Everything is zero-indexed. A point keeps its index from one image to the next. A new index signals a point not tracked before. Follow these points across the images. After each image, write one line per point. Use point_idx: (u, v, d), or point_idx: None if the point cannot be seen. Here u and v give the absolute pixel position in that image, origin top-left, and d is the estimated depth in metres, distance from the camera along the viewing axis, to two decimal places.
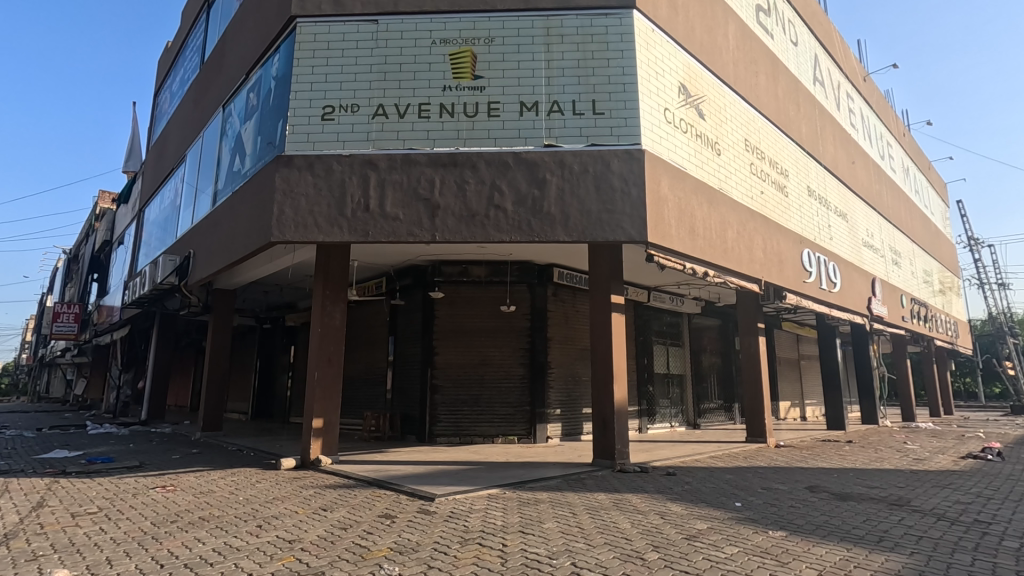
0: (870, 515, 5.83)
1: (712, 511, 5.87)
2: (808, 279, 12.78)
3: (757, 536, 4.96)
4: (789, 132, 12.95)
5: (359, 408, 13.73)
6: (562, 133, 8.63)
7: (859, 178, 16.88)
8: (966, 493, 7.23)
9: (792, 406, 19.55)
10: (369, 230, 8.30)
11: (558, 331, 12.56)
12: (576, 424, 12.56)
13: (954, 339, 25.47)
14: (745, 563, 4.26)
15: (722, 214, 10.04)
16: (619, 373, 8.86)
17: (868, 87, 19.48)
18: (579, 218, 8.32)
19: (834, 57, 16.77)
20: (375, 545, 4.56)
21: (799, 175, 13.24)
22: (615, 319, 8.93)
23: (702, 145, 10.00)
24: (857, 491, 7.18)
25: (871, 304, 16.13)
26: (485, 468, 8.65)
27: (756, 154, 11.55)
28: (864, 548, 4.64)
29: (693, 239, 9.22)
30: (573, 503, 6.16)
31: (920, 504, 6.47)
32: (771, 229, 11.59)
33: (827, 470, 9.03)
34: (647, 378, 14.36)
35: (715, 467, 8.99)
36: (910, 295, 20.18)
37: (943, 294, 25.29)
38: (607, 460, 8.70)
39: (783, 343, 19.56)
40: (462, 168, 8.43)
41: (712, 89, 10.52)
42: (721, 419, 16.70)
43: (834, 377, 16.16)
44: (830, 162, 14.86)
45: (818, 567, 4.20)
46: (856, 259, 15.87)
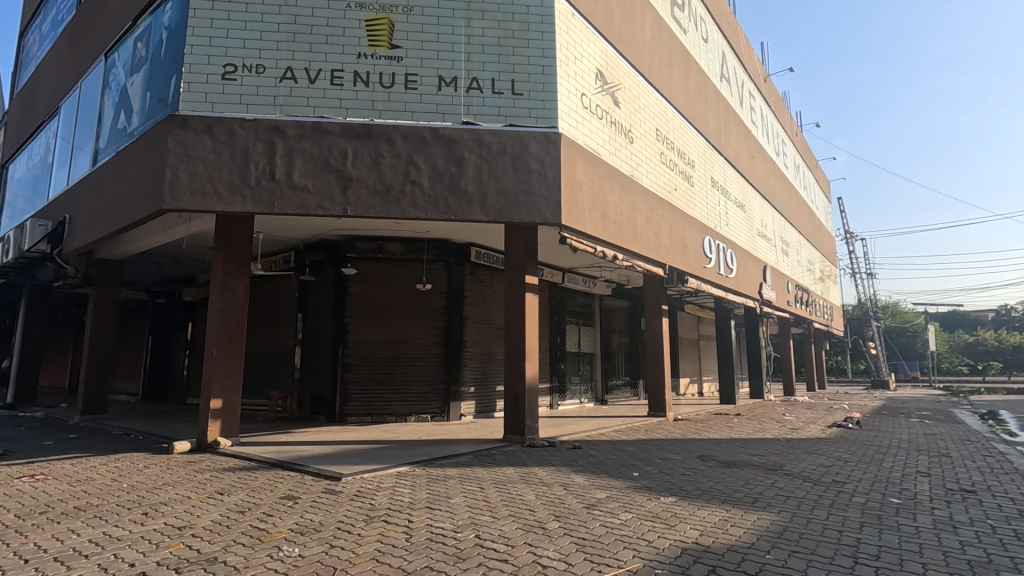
0: (748, 480, 6.45)
1: (611, 480, 6.24)
2: (708, 265, 13.67)
3: (649, 502, 5.34)
4: (696, 124, 13.66)
5: (265, 388, 13.11)
6: (481, 111, 8.57)
7: (757, 172, 18.21)
8: (827, 458, 8.19)
9: (691, 382, 21.06)
10: (275, 201, 7.84)
11: (474, 310, 12.62)
12: (490, 402, 12.77)
13: (830, 322, 28.40)
14: (637, 527, 4.59)
15: (633, 200, 10.48)
16: (532, 352, 9.08)
17: (768, 87, 20.92)
18: (495, 198, 8.35)
19: (740, 56, 17.82)
20: (274, 527, 4.42)
21: (705, 166, 14.06)
22: (529, 299, 9.13)
23: (616, 132, 10.34)
24: (741, 458, 7.91)
25: (762, 289, 17.58)
26: (396, 447, 8.60)
27: (666, 144, 12.11)
28: (740, 509, 5.14)
29: (605, 224, 9.57)
30: (481, 478, 6.31)
31: (790, 468, 7.26)
32: (677, 217, 12.24)
33: (716, 440, 9.86)
34: (559, 356, 14.86)
35: (619, 440, 9.51)
36: (795, 281, 22.20)
37: (822, 281, 28.05)
38: (517, 436, 8.94)
39: (685, 323, 20.90)
40: (377, 141, 8.16)
41: (627, 78, 10.86)
42: (627, 395, 17.65)
43: (728, 356, 17.54)
44: (732, 155, 15.87)
45: (700, 528, 4.59)
46: (751, 247, 17.18)
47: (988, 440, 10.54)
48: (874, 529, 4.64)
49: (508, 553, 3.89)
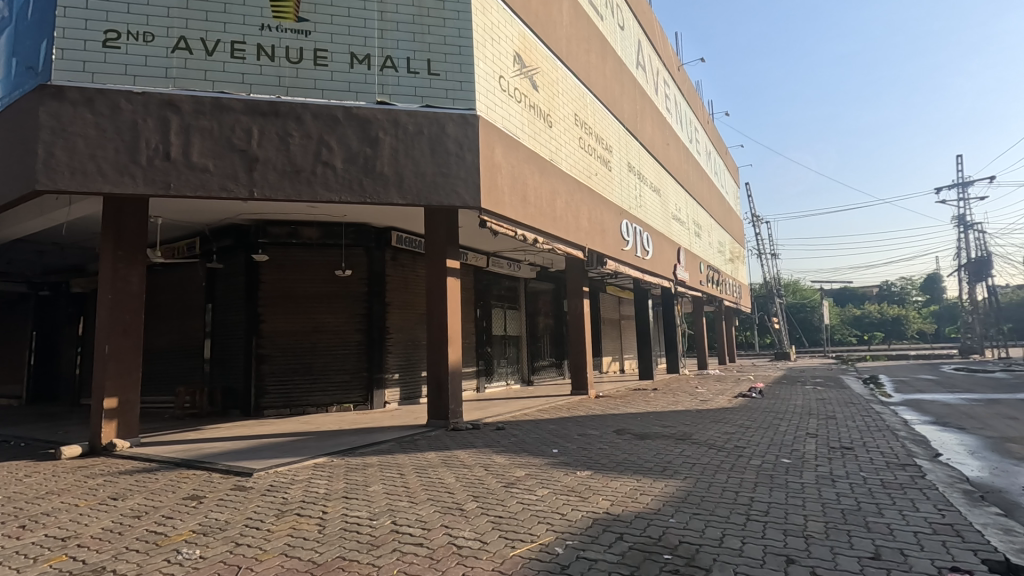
0: (660, 450, 6.82)
1: (531, 459, 6.40)
2: (626, 247, 14.16)
3: (566, 477, 5.53)
4: (614, 110, 14.01)
5: (170, 383, 12.25)
6: (396, 91, 8.34)
7: (671, 158, 19.01)
8: (732, 426, 8.83)
9: (613, 360, 21.92)
10: (170, 181, 7.26)
11: (397, 296, 12.38)
12: (415, 388, 12.63)
13: (738, 300, 30.41)
14: (552, 502, 4.74)
15: (552, 183, 10.63)
16: (454, 337, 9.05)
17: (681, 76, 21.77)
18: (412, 180, 8.18)
19: (655, 45, 18.39)
20: (175, 529, 4.16)
21: (622, 152, 14.49)
22: (451, 283, 9.07)
23: (535, 116, 10.40)
24: (654, 431, 8.34)
25: (676, 270, 18.48)
26: (315, 438, 8.34)
27: (584, 129, 12.34)
28: (650, 478, 5.44)
29: (525, 207, 9.66)
30: (402, 464, 6.26)
31: (698, 437, 7.75)
32: (595, 201, 12.56)
33: (632, 414, 10.33)
34: (485, 340, 14.95)
35: (542, 420, 9.74)
36: (707, 263, 23.52)
37: (732, 262, 29.92)
38: (441, 420, 8.93)
39: (607, 305, 21.65)
40: (285, 120, 7.73)
41: (545, 62, 10.92)
42: (552, 375, 18.10)
43: (646, 334, 18.37)
44: (647, 141, 16.46)
45: (611, 498, 4.81)
46: (666, 230, 17.99)
47: (867, 402, 11.78)
48: (766, 488, 5.06)
49: (423, 537, 3.90)
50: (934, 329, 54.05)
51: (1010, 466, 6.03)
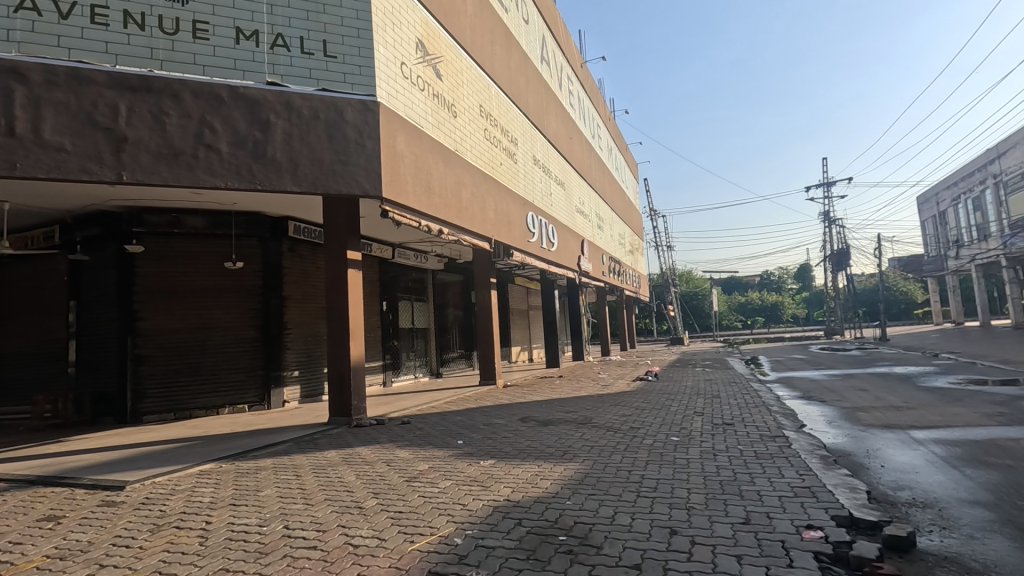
0: (562, 435, 7.06)
1: (436, 451, 6.36)
2: (532, 239, 14.43)
3: (469, 467, 5.56)
4: (519, 103, 14.16)
5: (26, 391, 10.80)
6: (289, 72, 7.85)
7: (575, 152, 19.61)
8: (629, 408, 9.33)
9: (522, 350, 22.35)
10: (17, 161, 6.35)
11: (296, 290, 11.73)
12: (316, 385, 12.09)
13: (638, 290, 32.11)
14: (454, 493, 4.74)
15: (457, 174, 10.56)
16: (357, 331, 8.75)
17: (584, 73, 22.45)
18: (308, 167, 7.77)
19: (559, 41, 18.79)
20: (24, 557, 3.67)
21: (527, 145, 14.71)
22: (352, 274, 8.74)
23: (439, 106, 10.26)
24: (557, 417, 8.60)
25: (581, 261, 19.13)
26: (203, 443, 7.73)
27: (489, 121, 12.38)
28: (551, 463, 5.61)
29: (429, 197, 9.51)
30: (298, 465, 5.97)
31: (598, 421, 8.11)
32: (501, 192, 12.66)
33: (538, 402, 10.60)
34: (391, 333, 14.61)
35: (449, 411, 9.72)
36: (609, 254, 24.58)
37: (632, 254, 31.51)
38: (343, 417, 8.62)
39: (515, 295, 21.97)
40: (160, 96, 7.02)
41: (449, 51, 10.79)
42: (461, 366, 18.12)
43: (553, 324, 18.88)
44: (552, 135, 16.82)
45: (513, 485, 4.91)
46: (570, 222, 18.54)
47: (747, 381, 12.93)
48: (656, 466, 5.40)
49: (317, 540, 3.75)
50: (804, 313, 60.41)
51: (859, 432, 6.90)
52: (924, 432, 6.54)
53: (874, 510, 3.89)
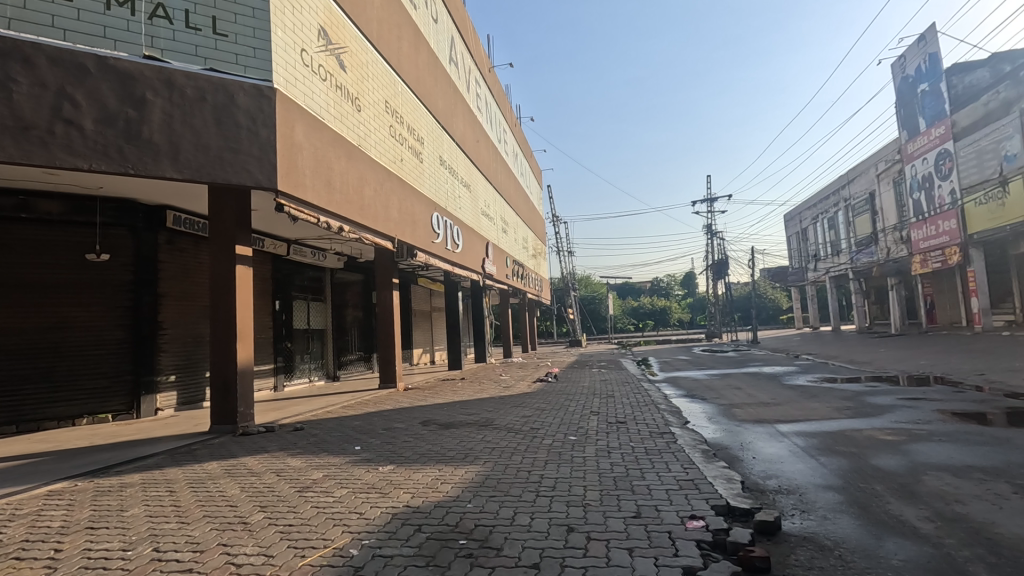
0: (463, 438, 7.04)
1: (331, 458, 6.07)
2: (436, 240, 14.26)
3: (366, 474, 5.35)
4: (425, 102, 13.95)
5: None
6: (170, 47, 7.14)
7: (481, 155, 19.69)
8: (529, 409, 9.51)
9: (424, 352, 22.01)
10: None
11: (174, 287, 10.66)
12: (196, 391, 11.07)
13: (540, 293, 32.93)
14: (350, 502, 4.54)
15: (360, 170, 10.18)
16: (245, 331, 8.12)
17: (492, 78, 22.61)
18: (191, 153, 7.11)
19: (467, 43, 18.77)
20: None
21: (433, 145, 14.53)
22: (241, 272, 8.10)
23: (341, 97, 9.83)
24: (458, 419, 8.56)
25: (485, 263, 19.21)
26: (55, 459, 6.78)
27: (395, 118, 12.08)
28: (451, 466, 5.56)
29: (329, 192, 9.07)
30: (172, 480, 5.42)
31: (499, 422, 8.18)
32: (406, 191, 12.39)
33: (439, 404, 10.49)
34: (284, 334, 13.75)
35: (346, 416, 9.32)
36: (513, 257, 24.93)
37: (535, 258, 32.23)
38: (227, 425, 7.96)
39: (418, 296, 21.60)
40: (6, 60, 6.08)
41: (354, 42, 10.37)
42: (360, 369, 17.48)
43: (456, 326, 18.79)
44: (458, 136, 16.76)
45: (412, 490, 4.80)
46: (475, 224, 18.57)
47: (639, 381, 13.70)
48: (554, 465, 5.55)
49: (193, 562, 3.41)
50: (689, 318, 65.29)
51: (734, 427, 7.56)
52: (788, 426, 7.30)
53: (746, 499, 4.28)
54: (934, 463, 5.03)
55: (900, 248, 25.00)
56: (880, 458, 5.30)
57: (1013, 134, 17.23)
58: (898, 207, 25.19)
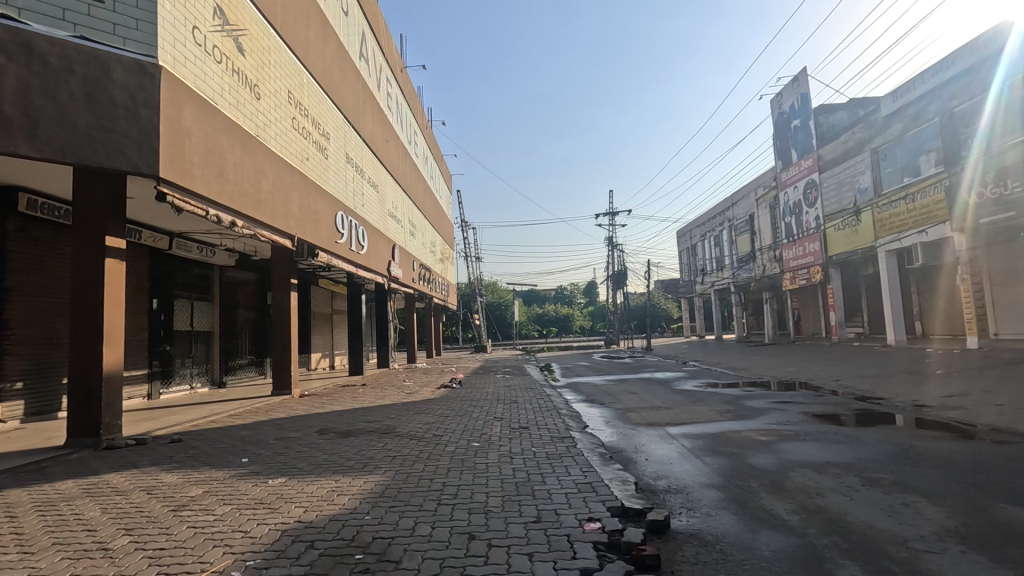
0: (362, 446, 6.76)
1: (214, 472, 5.57)
2: (340, 240, 13.66)
3: (254, 488, 4.97)
4: (332, 96, 13.38)
5: None
6: (30, 7, 6.31)
7: (390, 155, 19.22)
8: (433, 416, 9.37)
9: (322, 357, 20.98)
10: None
11: (26, 280, 9.31)
12: (51, 399, 9.73)
13: (446, 298, 32.66)
14: (234, 519, 4.18)
15: (257, 161, 9.52)
16: (114, 332, 7.26)
17: (404, 78, 22.19)
18: (53, 129, 6.30)
19: (379, 40, 18.30)
20: None
21: (339, 141, 13.96)
22: (113, 265, 7.25)
23: (239, 83, 9.16)
24: (358, 427, 8.21)
25: (391, 266, 18.70)
26: None
27: (298, 110, 11.46)
28: (348, 476, 5.32)
29: (221, 183, 8.39)
30: (16, 504, 4.69)
31: (401, 430, 7.96)
32: (308, 187, 11.76)
33: (338, 412, 10.03)
34: (162, 336, 12.48)
35: (232, 426, 8.61)
36: (420, 261, 24.52)
37: (442, 263, 31.94)
38: (89, 438, 7.04)
39: (318, 298, 20.57)
40: None
41: (255, 25, 9.73)
42: (250, 374, 16.28)
43: (358, 330, 18.11)
44: (367, 134, 16.23)
45: (305, 504, 4.52)
46: (382, 226, 18.05)
47: (542, 387, 13.97)
48: (457, 472, 5.49)
49: None
50: (589, 325, 67.89)
51: (630, 430, 7.93)
52: (677, 428, 7.79)
53: (640, 499, 4.49)
54: (800, 460, 5.59)
55: (773, 265, 27.76)
56: (756, 457, 5.81)
57: (864, 170, 19.79)
58: (772, 228, 27.97)
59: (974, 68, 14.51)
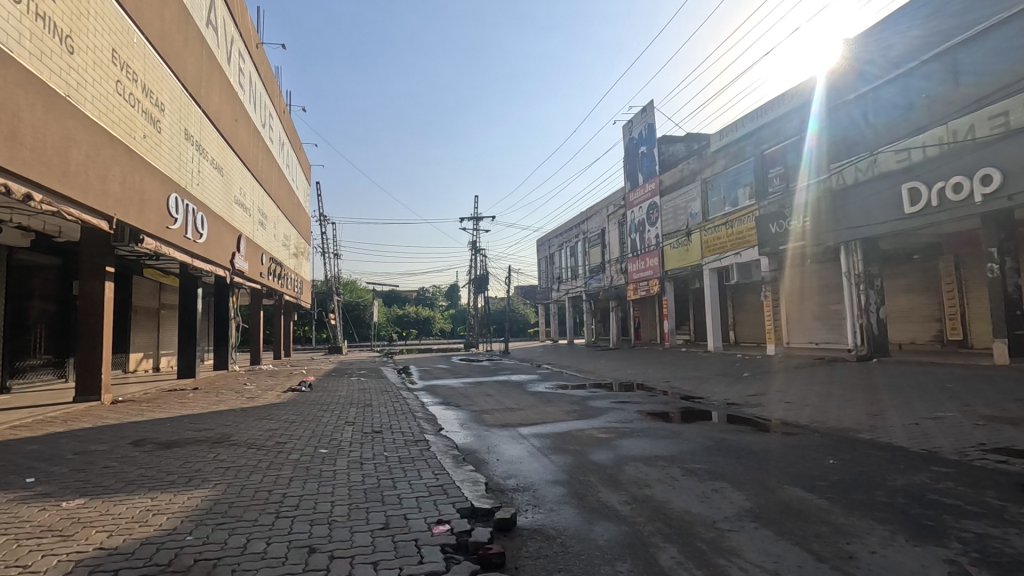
0: (188, 458, 6.03)
1: None
2: (173, 226, 12.07)
3: (41, 514, 4.17)
4: (171, 63, 11.86)
5: None
6: None
7: (240, 137, 17.51)
8: (276, 422, 8.65)
9: (144, 357, 18.35)
10: None
11: None
12: None
13: (299, 296, 30.54)
14: (11, 552, 3.47)
15: (67, 126, 8.09)
16: None
17: (260, 55, 20.40)
18: None
19: (232, 10, 16.64)
20: None
21: (177, 114, 12.39)
22: None
23: (45, 31, 7.71)
24: (184, 437, 7.31)
25: (235, 258, 16.97)
26: None
27: (125, 72, 9.94)
28: (169, 493, 4.71)
29: (14, 148, 6.98)
30: None
31: (237, 438, 7.25)
32: (134, 163, 10.24)
33: (161, 420, 8.84)
34: None
35: (18, 440, 7.16)
36: (270, 255, 22.58)
37: (296, 258, 29.79)
38: None
39: (142, 290, 17.98)
40: None
41: None
42: (46, 377, 13.70)
43: (191, 327, 16.14)
44: (211, 110, 14.61)
45: (110, 528, 3.90)
46: (225, 213, 16.32)
47: (398, 390, 13.68)
48: (300, 482, 5.15)
49: None
50: (450, 328, 68.10)
51: (482, 432, 8.08)
52: (527, 429, 8.11)
53: (489, 499, 4.60)
54: (633, 455, 6.15)
55: (619, 277, 30.29)
56: (596, 454, 6.26)
57: (695, 198, 22.49)
58: (620, 243, 30.52)
59: (783, 117, 17.18)
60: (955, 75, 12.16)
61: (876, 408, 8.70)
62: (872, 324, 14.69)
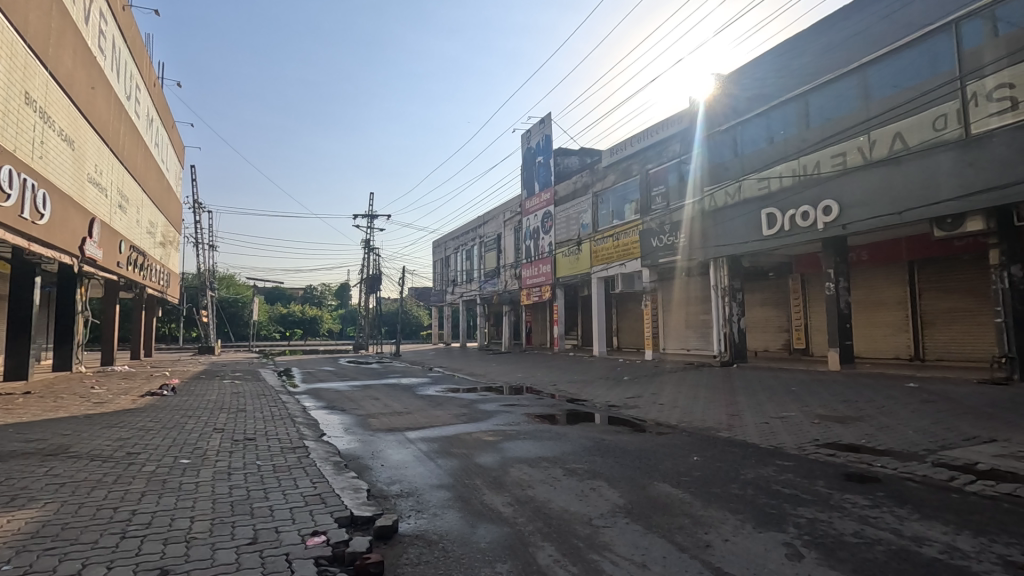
0: (10, 474, 5.17)
1: None
2: (6, 202, 10.34)
3: None
4: (10, 14, 10.21)
5: None
6: None
7: (96, 107, 15.43)
8: (127, 430, 7.68)
9: None
10: None
11: None
12: None
13: (166, 289, 27.55)
14: None
15: None
16: None
17: (126, 18, 18.18)
18: None
19: None
20: None
21: (15, 74, 10.66)
22: None
23: None
24: (7, 449, 6.26)
25: (86, 245, 14.89)
26: None
27: None
28: None
29: None
30: None
31: (78, 449, 6.35)
32: None
33: None
34: None
35: None
36: (130, 242, 20.11)
37: (163, 247, 26.81)
38: None
39: None
40: None
41: None
42: None
43: (25, 322, 13.94)
44: (61, 73, 12.75)
45: None
46: (75, 192, 14.29)
47: (277, 393, 12.84)
48: (154, 496, 4.62)
49: None
50: (338, 329, 65.23)
51: (367, 437, 7.81)
52: (414, 432, 7.98)
53: (370, 506, 4.44)
54: (518, 457, 6.28)
55: (513, 282, 30.86)
56: (482, 456, 6.31)
57: (586, 209, 23.58)
58: (515, 249, 31.12)
59: (666, 140, 18.59)
60: (806, 116, 13.92)
61: (734, 408, 9.68)
62: (733, 332, 16.30)
